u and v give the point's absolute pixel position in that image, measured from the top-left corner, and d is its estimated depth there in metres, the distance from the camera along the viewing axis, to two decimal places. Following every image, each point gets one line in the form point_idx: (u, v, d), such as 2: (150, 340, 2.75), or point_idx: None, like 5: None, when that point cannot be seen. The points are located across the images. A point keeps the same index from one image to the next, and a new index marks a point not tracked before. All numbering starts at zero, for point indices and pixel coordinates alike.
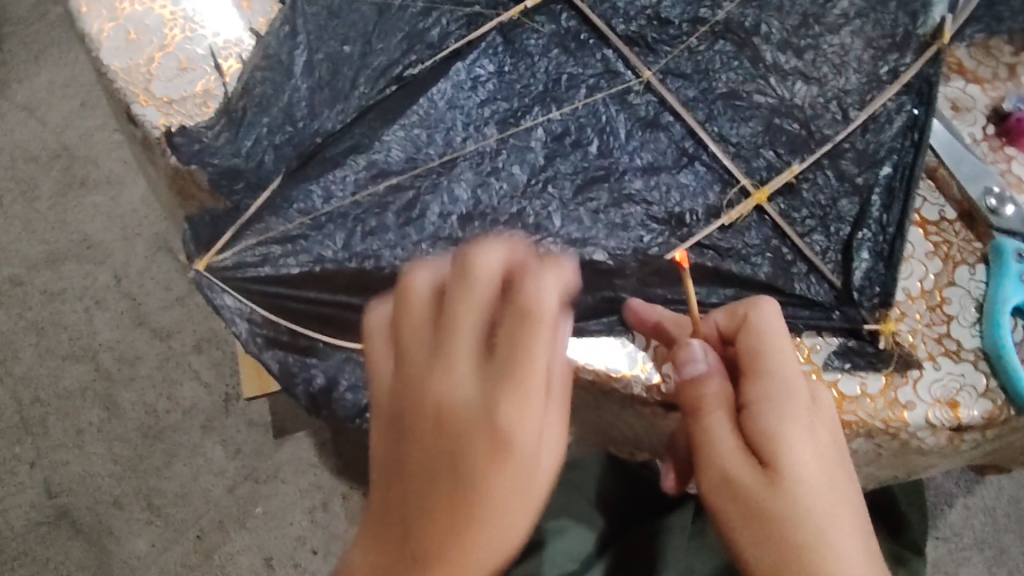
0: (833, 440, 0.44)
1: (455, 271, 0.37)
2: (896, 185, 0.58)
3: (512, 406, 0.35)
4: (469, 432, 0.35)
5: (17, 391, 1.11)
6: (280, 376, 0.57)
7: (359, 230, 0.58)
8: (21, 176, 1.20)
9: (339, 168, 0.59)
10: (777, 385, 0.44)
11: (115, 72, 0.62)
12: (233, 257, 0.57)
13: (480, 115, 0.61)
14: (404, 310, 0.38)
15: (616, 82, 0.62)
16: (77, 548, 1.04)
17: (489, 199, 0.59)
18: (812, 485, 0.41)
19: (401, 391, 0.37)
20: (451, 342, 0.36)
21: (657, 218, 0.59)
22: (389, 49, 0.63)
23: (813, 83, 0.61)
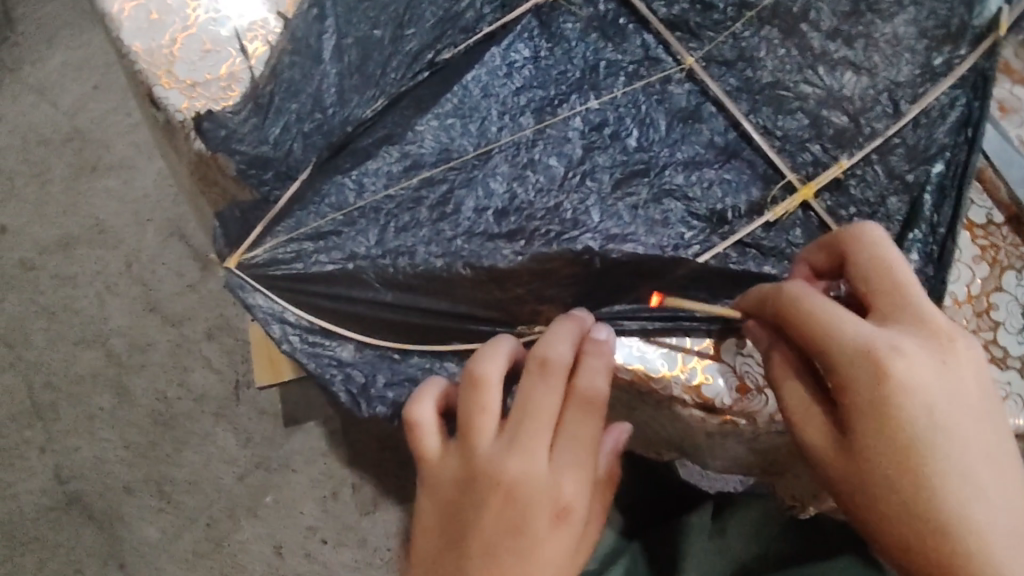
0: (925, 392, 0.38)
1: (535, 369, 0.43)
2: (948, 184, 0.55)
3: (575, 484, 0.42)
4: (541, 508, 0.41)
5: (28, 376, 1.10)
6: (314, 374, 0.56)
7: (393, 225, 0.56)
8: (33, 159, 1.19)
9: (372, 159, 0.57)
10: (834, 358, 0.40)
11: (137, 53, 0.60)
12: (264, 254, 0.55)
13: (515, 103, 0.59)
14: (482, 400, 0.43)
15: (655, 70, 0.60)
16: (88, 533, 1.03)
17: (525, 193, 0.57)
18: (902, 454, 0.38)
19: (476, 467, 0.42)
20: (530, 429, 0.41)
21: (698, 215, 0.56)
22: (421, 33, 0.60)
23: (863, 73, 0.58)
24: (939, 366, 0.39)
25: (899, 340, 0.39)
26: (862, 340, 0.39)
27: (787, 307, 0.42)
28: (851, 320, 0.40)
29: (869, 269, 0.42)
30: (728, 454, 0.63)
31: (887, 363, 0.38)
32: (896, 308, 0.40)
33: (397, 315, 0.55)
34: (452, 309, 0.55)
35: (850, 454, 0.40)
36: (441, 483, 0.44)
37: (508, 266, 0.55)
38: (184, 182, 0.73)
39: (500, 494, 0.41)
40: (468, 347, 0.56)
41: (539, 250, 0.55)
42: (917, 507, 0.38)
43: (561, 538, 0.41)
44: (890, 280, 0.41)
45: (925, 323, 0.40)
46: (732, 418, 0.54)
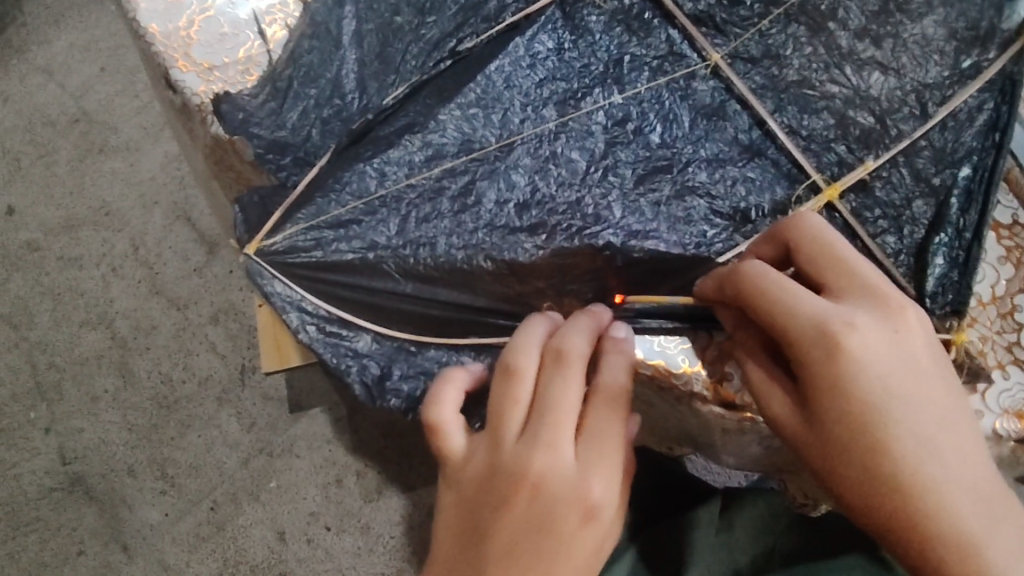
0: (879, 363, 0.40)
1: (551, 360, 0.43)
2: (975, 188, 0.54)
3: (604, 484, 0.41)
4: (568, 508, 0.41)
5: (32, 357, 1.10)
6: (330, 364, 0.56)
7: (413, 215, 0.56)
8: (40, 140, 1.18)
9: (394, 148, 0.57)
10: (793, 335, 0.41)
11: (153, 35, 0.59)
12: (284, 241, 0.55)
13: (539, 94, 0.59)
14: (512, 393, 0.42)
15: (680, 66, 0.59)
16: (90, 514, 1.03)
17: (547, 186, 0.57)
18: (861, 423, 0.40)
19: (501, 464, 0.42)
20: (552, 425, 0.41)
21: (722, 213, 0.56)
22: (442, 21, 0.60)
23: (891, 74, 0.57)
24: (891, 336, 0.41)
25: (851, 314, 0.41)
26: (817, 317, 0.41)
27: (749, 286, 0.43)
28: (805, 297, 0.41)
29: (813, 249, 0.44)
30: (744, 452, 0.63)
31: (841, 338, 0.40)
32: (844, 283, 0.42)
33: (416, 306, 0.55)
34: (473, 300, 0.55)
35: (816, 426, 0.42)
36: (464, 478, 0.44)
37: (528, 260, 0.55)
38: (195, 168, 0.72)
39: (525, 490, 0.41)
40: (487, 340, 0.55)
41: (560, 244, 0.55)
42: (879, 470, 0.41)
43: (588, 536, 0.41)
44: (837, 260, 0.43)
45: (874, 294, 0.42)
46: (753, 415, 0.52)
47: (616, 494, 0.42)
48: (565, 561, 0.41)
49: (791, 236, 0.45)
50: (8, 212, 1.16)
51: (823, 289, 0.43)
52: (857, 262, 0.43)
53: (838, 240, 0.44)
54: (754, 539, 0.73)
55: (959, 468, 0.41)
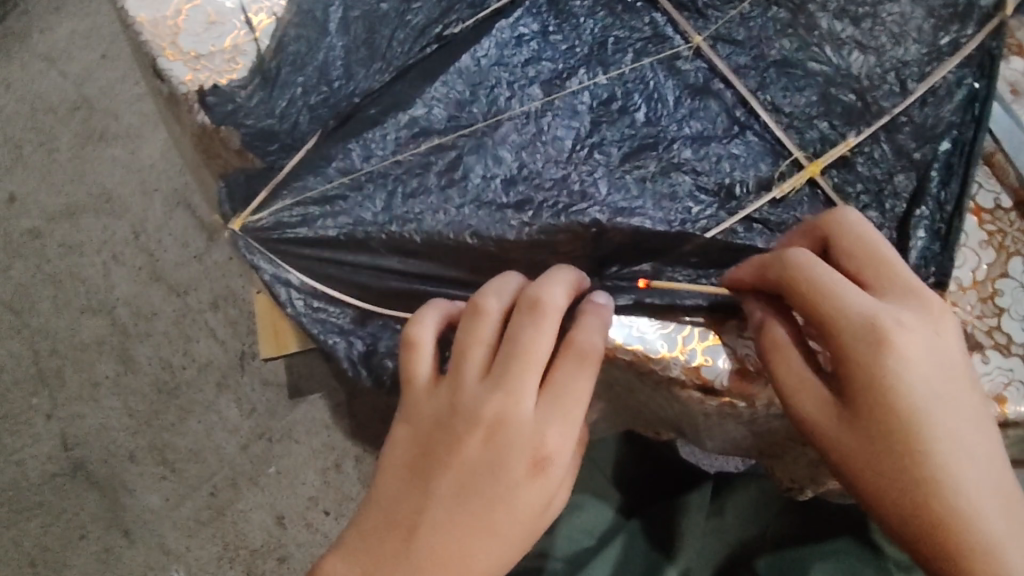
0: (921, 363, 0.40)
1: (527, 307, 0.43)
2: (955, 161, 0.54)
3: (560, 434, 0.42)
4: (520, 452, 0.41)
5: (34, 343, 1.11)
6: (319, 340, 0.56)
7: (400, 191, 0.57)
8: (41, 128, 1.19)
9: (379, 126, 0.58)
10: (842, 334, 0.40)
11: (140, 24, 0.58)
12: (270, 217, 0.55)
13: (525, 74, 0.59)
14: (479, 332, 0.44)
15: (664, 47, 0.60)
16: (92, 499, 1.05)
17: (534, 163, 0.57)
18: (897, 424, 0.40)
19: (460, 403, 0.43)
20: (518, 370, 0.42)
21: (707, 189, 0.56)
22: (426, 7, 0.61)
23: (870, 53, 0.58)
24: (932, 335, 0.40)
25: (898, 313, 0.40)
26: (868, 315, 0.40)
27: (795, 278, 0.42)
28: (854, 294, 0.41)
29: (856, 250, 0.43)
30: (725, 435, 0.64)
31: (888, 335, 0.40)
32: (887, 281, 0.42)
33: (401, 282, 0.56)
34: (459, 276, 0.56)
35: (858, 425, 0.41)
36: (421, 414, 0.44)
37: (515, 237, 0.55)
38: (187, 155, 0.73)
39: (482, 430, 0.42)
40: None
41: (547, 221, 0.55)
42: (915, 473, 0.40)
43: (535, 486, 0.42)
44: (881, 260, 0.42)
45: (916, 296, 0.41)
46: (731, 400, 0.53)
47: (570, 449, 0.43)
48: (511, 509, 0.41)
49: (831, 233, 0.44)
50: (10, 199, 1.17)
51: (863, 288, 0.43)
52: (900, 264, 0.42)
53: (881, 239, 0.43)
54: (745, 522, 0.75)
55: (987, 476, 0.40)
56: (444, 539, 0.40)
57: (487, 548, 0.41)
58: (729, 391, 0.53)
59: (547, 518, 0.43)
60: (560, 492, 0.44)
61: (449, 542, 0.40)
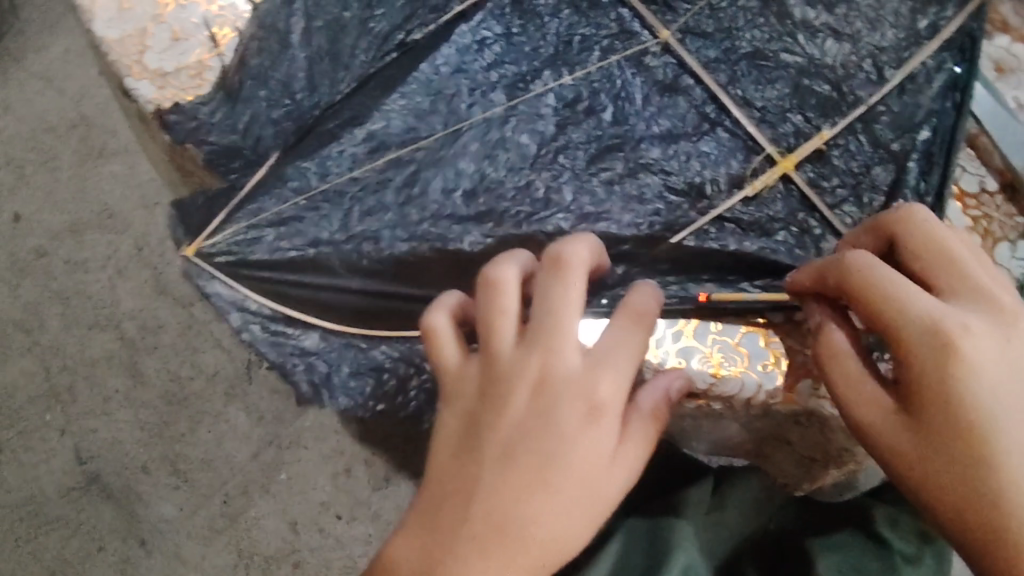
0: (992, 371, 0.35)
1: (551, 262, 0.41)
2: (935, 151, 0.53)
3: (612, 384, 0.40)
4: (572, 406, 0.39)
5: (45, 360, 1.11)
6: (276, 363, 0.55)
7: (356, 210, 0.55)
8: (41, 147, 1.20)
9: (337, 141, 0.57)
10: (906, 335, 0.36)
11: (109, 44, 0.59)
12: (224, 240, 0.54)
13: (486, 80, 0.58)
14: (502, 300, 0.41)
15: (632, 43, 0.59)
16: (108, 511, 1.05)
17: (495, 171, 0.56)
18: (967, 436, 0.35)
19: (497, 371, 0.40)
20: (553, 328, 0.40)
21: (676, 189, 0.55)
22: (390, 14, 0.60)
23: (845, 40, 0.57)
24: (1005, 342, 0.36)
25: (966, 316, 0.36)
26: (929, 315, 0.36)
27: (852, 279, 0.39)
28: (917, 294, 0.37)
29: (925, 248, 0.39)
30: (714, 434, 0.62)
31: (954, 340, 0.36)
32: (955, 281, 0.38)
33: (364, 301, 0.55)
34: (421, 293, 0.54)
35: (920, 431, 0.37)
36: (461, 392, 0.42)
37: (471, 251, 0.54)
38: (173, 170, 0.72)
39: (528, 390, 0.40)
40: None
41: (509, 231, 0.54)
42: (995, 495, 0.35)
43: (590, 441, 0.39)
44: (950, 257, 0.38)
45: (986, 299, 0.37)
46: (708, 402, 0.51)
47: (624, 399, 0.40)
48: (569, 471, 0.38)
49: (897, 231, 0.40)
50: (15, 219, 1.17)
51: (929, 289, 0.39)
52: (971, 263, 0.38)
53: (953, 237, 0.39)
54: (747, 516, 0.67)
55: None
56: (500, 510, 0.38)
57: (548, 518, 0.38)
58: (706, 393, 0.51)
59: (617, 490, 0.39)
60: (633, 462, 0.40)
61: (506, 511, 0.38)
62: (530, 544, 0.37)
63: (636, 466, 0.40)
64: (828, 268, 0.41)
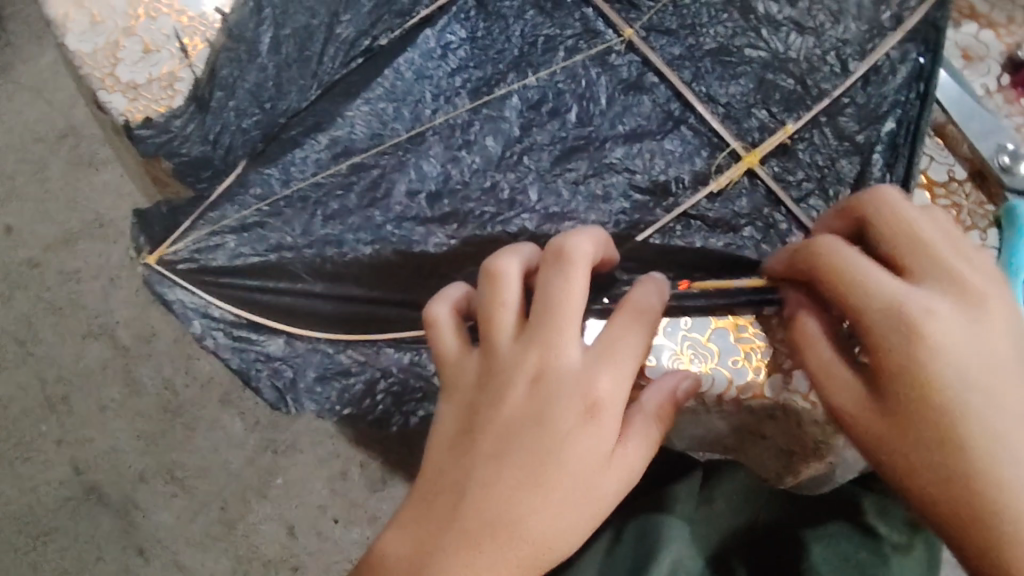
0: (955, 354, 0.35)
1: (552, 254, 0.40)
2: (901, 142, 0.53)
3: (612, 378, 0.39)
4: (568, 399, 0.38)
5: (40, 371, 1.11)
6: (239, 370, 0.54)
7: (320, 214, 0.56)
8: (30, 158, 1.19)
9: (300, 148, 0.57)
10: (870, 322, 0.36)
11: (81, 59, 0.59)
12: (187, 247, 0.54)
13: (451, 84, 0.59)
14: (499, 296, 0.41)
15: (596, 42, 0.59)
16: (107, 520, 1.05)
17: (460, 174, 0.56)
18: (928, 415, 0.36)
19: (497, 363, 0.40)
20: (551, 320, 0.39)
21: (641, 187, 0.55)
22: (357, 20, 0.60)
23: (809, 34, 0.57)
24: (971, 323, 0.36)
25: (929, 299, 0.36)
26: (891, 300, 0.36)
27: (823, 267, 0.39)
28: (881, 279, 0.37)
29: (893, 229, 0.38)
30: (692, 430, 0.62)
31: (916, 324, 0.36)
32: (922, 262, 0.37)
33: (329, 306, 0.55)
34: (387, 297, 0.54)
35: (888, 415, 0.37)
36: (459, 383, 0.42)
37: (437, 252, 0.55)
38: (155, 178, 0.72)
39: (526, 382, 0.39)
40: (403, 334, 0.54)
41: (473, 233, 0.55)
42: (963, 471, 0.35)
43: (587, 436, 0.38)
44: (917, 238, 0.38)
45: (952, 277, 0.37)
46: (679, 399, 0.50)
47: (624, 396, 0.39)
48: (563, 462, 0.38)
49: (865, 212, 0.40)
50: (7, 231, 1.17)
51: (899, 270, 0.38)
52: (939, 242, 0.37)
53: (922, 217, 0.38)
54: (737, 509, 0.65)
55: None
56: (492, 500, 0.37)
57: (542, 508, 0.37)
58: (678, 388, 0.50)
59: (612, 484, 0.39)
60: (630, 454, 0.40)
61: (498, 503, 0.37)
62: (522, 537, 0.37)
63: (631, 458, 0.40)
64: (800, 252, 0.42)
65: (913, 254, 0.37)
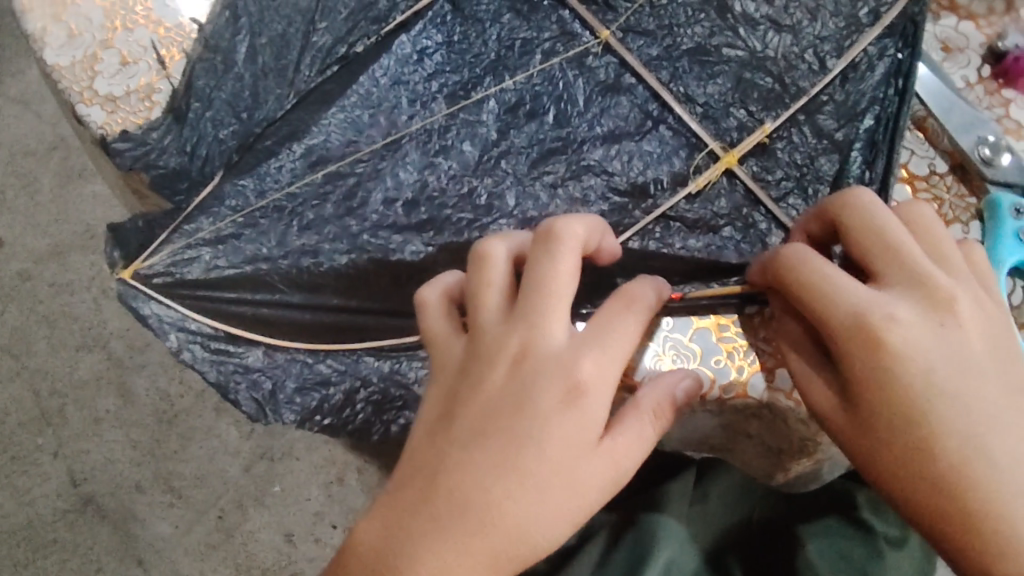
0: (917, 358, 0.37)
1: (539, 236, 0.41)
2: (879, 138, 0.53)
3: (595, 362, 0.39)
4: (550, 380, 0.39)
5: (34, 383, 1.10)
6: (217, 382, 0.53)
7: (295, 224, 0.56)
8: (20, 171, 1.19)
9: (274, 158, 0.57)
10: (837, 329, 0.38)
11: (59, 73, 0.59)
12: (162, 260, 0.54)
13: (427, 90, 0.58)
14: (487, 277, 0.42)
15: (573, 44, 0.58)
16: (104, 532, 1.04)
17: (437, 180, 0.56)
18: (896, 419, 0.37)
19: (482, 346, 0.41)
20: (535, 301, 0.40)
21: (619, 190, 0.55)
22: (333, 27, 0.60)
23: (786, 32, 0.57)
24: (933, 328, 0.38)
25: (892, 307, 0.38)
26: (857, 309, 0.38)
27: (790, 274, 0.40)
28: (848, 288, 0.38)
29: (862, 234, 0.40)
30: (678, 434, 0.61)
31: (880, 332, 0.37)
32: (891, 268, 0.39)
33: (307, 316, 0.55)
34: (367, 306, 0.54)
35: (857, 418, 0.39)
36: (446, 365, 0.43)
37: (412, 260, 0.55)
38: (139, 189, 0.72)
39: (507, 363, 0.40)
40: (383, 342, 0.54)
41: (450, 240, 0.55)
42: (931, 472, 0.37)
43: (566, 417, 0.39)
44: (885, 243, 0.39)
45: (920, 284, 0.38)
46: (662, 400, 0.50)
47: (609, 382, 0.40)
48: (542, 443, 0.38)
49: (836, 216, 0.41)
50: None
51: (868, 274, 0.40)
52: (906, 247, 0.39)
53: (892, 221, 0.40)
54: (732, 506, 0.65)
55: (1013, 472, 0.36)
56: (467, 477, 0.38)
57: (518, 489, 0.38)
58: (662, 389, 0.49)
59: (595, 471, 0.39)
60: (617, 445, 0.40)
61: (473, 480, 0.38)
62: (500, 516, 0.38)
63: (619, 449, 0.40)
64: (771, 256, 0.43)
65: (880, 260, 0.39)
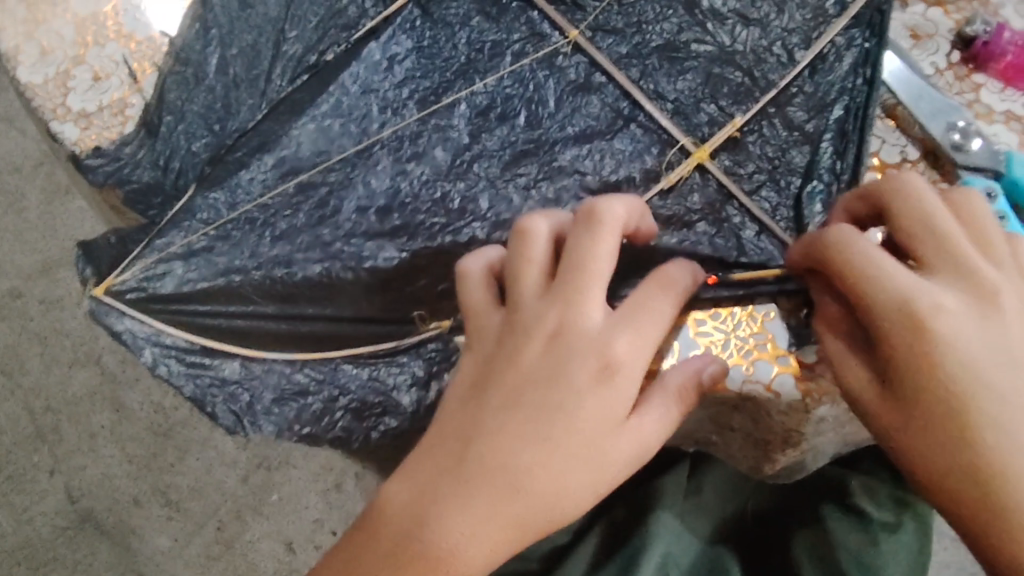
0: (961, 348, 0.37)
1: (582, 216, 0.41)
2: (850, 127, 0.54)
3: (629, 343, 0.40)
4: (584, 357, 0.40)
5: (28, 402, 1.10)
6: (194, 396, 0.54)
7: (268, 235, 0.56)
8: (7, 188, 1.19)
9: (245, 169, 0.56)
10: (877, 313, 0.37)
11: (33, 90, 0.59)
12: (134, 276, 0.54)
13: (397, 96, 0.58)
14: (526, 253, 0.42)
15: (543, 45, 0.59)
16: (103, 547, 1.04)
17: (410, 186, 0.56)
18: (932, 406, 0.37)
19: (518, 320, 0.42)
20: (573, 280, 0.41)
21: (592, 189, 0.55)
22: (304, 36, 0.60)
23: (754, 25, 0.57)
24: (977, 320, 0.37)
25: (940, 295, 0.37)
26: (904, 294, 0.37)
27: (830, 253, 0.40)
28: (896, 273, 0.38)
29: (914, 221, 0.39)
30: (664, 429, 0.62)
31: (925, 319, 0.37)
32: (938, 256, 0.38)
33: (284, 326, 0.55)
34: (344, 313, 0.55)
35: (894, 402, 0.38)
36: (481, 338, 0.43)
37: (389, 265, 0.55)
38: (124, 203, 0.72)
39: (543, 339, 0.41)
40: (360, 350, 0.54)
41: (423, 245, 0.55)
42: (961, 462, 0.37)
43: (598, 396, 0.40)
44: (936, 232, 0.39)
45: (965, 274, 0.38)
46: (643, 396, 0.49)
47: (640, 363, 0.41)
48: (571, 418, 0.39)
49: (885, 200, 0.40)
50: None
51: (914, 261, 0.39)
52: (955, 237, 0.38)
53: (943, 210, 0.39)
54: (726, 498, 0.66)
55: None
56: (496, 447, 0.39)
57: (547, 462, 0.39)
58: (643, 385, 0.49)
59: (622, 448, 0.40)
60: (645, 427, 0.41)
61: (502, 451, 0.39)
62: (526, 488, 0.39)
63: (647, 431, 0.41)
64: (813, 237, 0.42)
65: (929, 247, 0.38)
